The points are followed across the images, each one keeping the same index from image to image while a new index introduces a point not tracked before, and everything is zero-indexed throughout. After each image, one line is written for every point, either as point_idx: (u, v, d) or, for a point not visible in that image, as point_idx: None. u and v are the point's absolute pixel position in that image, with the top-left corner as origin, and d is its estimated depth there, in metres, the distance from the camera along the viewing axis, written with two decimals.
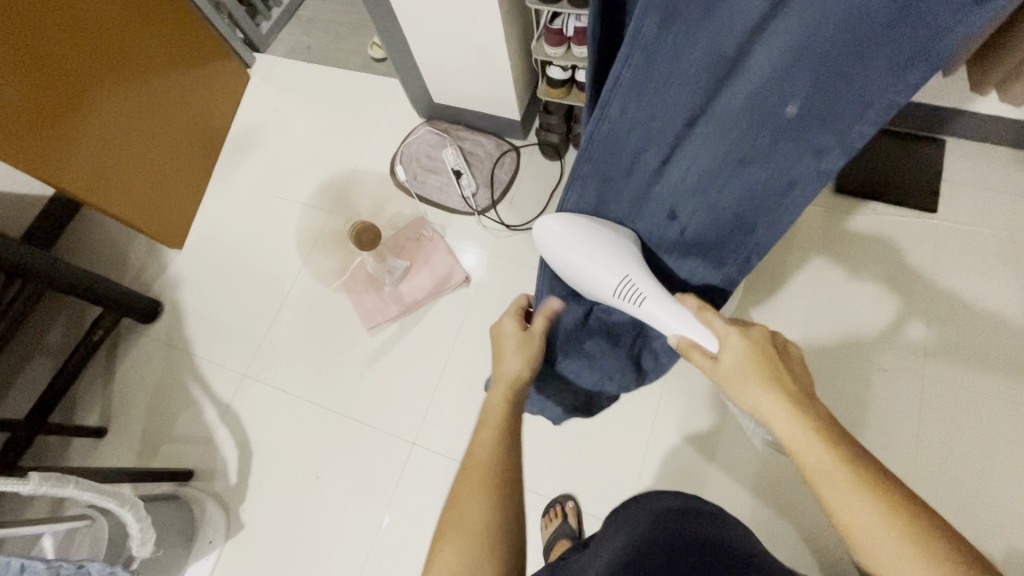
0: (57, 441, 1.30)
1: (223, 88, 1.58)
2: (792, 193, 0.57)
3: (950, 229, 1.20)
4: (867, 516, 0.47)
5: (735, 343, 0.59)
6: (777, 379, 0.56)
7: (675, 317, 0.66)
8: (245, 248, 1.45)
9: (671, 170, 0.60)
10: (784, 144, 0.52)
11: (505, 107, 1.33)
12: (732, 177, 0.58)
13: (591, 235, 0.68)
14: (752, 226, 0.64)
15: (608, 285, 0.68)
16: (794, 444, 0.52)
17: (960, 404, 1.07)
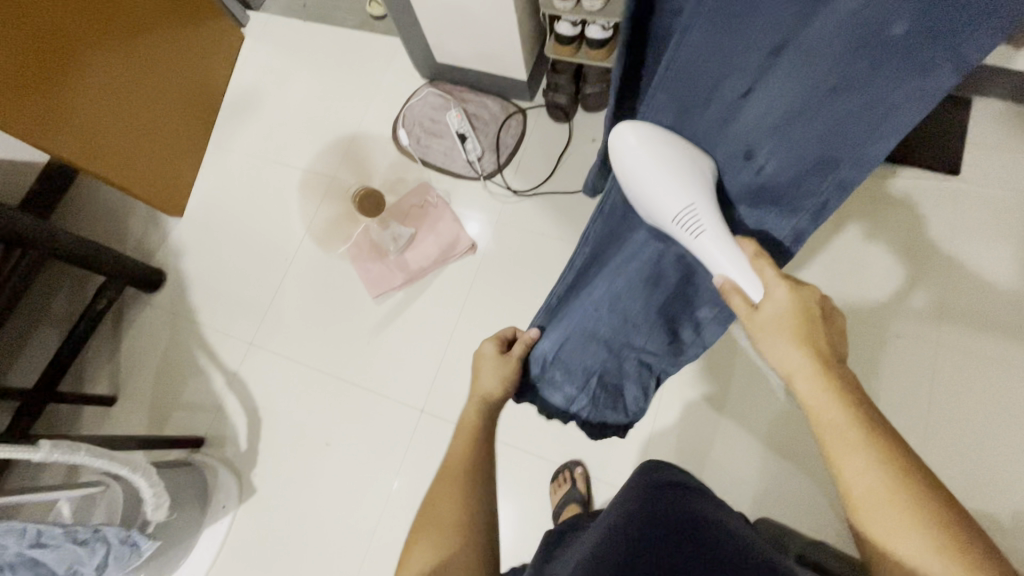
0: (67, 410, 1.31)
1: (218, 47, 1.51)
2: (889, 133, 0.47)
3: (971, 191, 1.17)
4: (873, 478, 0.46)
5: (782, 295, 0.57)
6: (810, 340, 0.55)
7: (729, 255, 0.60)
8: (246, 216, 1.42)
9: (751, 105, 0.55)
10: (886, 71, 0.44)
11: (511, 66, 1.28)
12: (823, 112, 0.50)
13: (665, 148, 0.61)
14: (834, 177, 0.54)
15: (669, 211, 0.62)
16: (817, 404, 0.51)
17: (972, 370, 1.06)
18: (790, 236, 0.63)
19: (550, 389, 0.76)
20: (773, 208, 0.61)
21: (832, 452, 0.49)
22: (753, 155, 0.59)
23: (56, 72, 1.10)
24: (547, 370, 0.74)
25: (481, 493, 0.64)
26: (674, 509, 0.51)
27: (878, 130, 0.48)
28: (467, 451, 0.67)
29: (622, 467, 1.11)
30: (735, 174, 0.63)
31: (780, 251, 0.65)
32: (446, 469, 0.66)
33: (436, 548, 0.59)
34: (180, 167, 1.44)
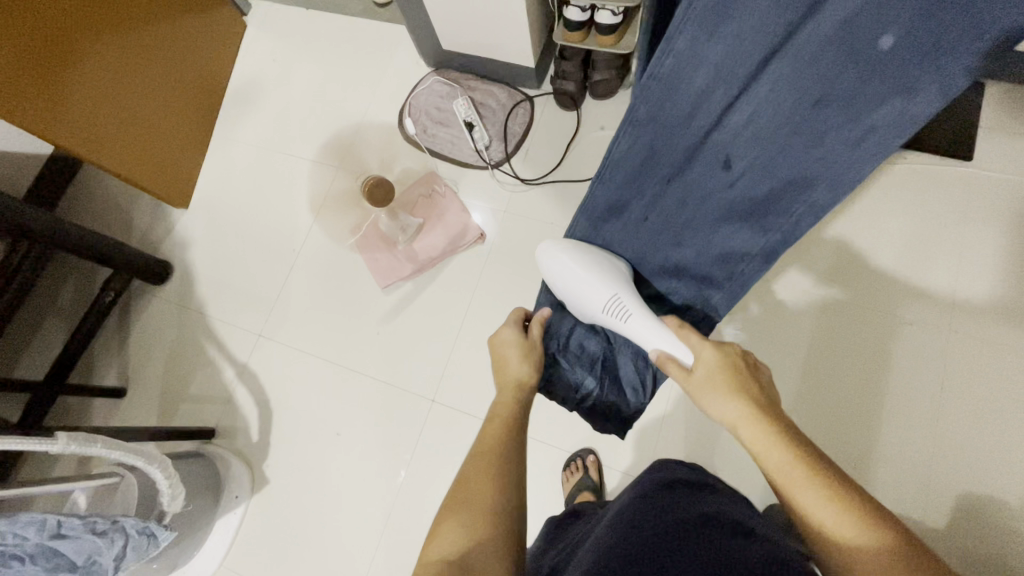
0: (77, 402, 1.31)
1: (220, 36, 1.49)
2: (865, 150, 0.52)
3: (984, 177, 1.16)
4: (821, 506, 0.49)
5: (710, 354, 0.63)
6: (745, 391, 0.60)
7: (657, 332, 0.69)
8: (252, 207, 1.41)
9: (733, 116, 0.53)
10: (873, 85, 0.46)
11: (519, 53, 1.26)
12: (807, 125, 0.51)
13: (585, 255, 0.75)
14: (809, 193, 0.58)
15: (597, 301, 0.73)
16: (757, 450, 0.56)
17: (986, 356, 1.06)
18: (760, 253, 0.67)
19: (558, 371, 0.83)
20: (746, 225, 0.65)
21: (781, 491, 0.52)
22: (732, 165, 0.58)
23: (57, 61, 1.09)
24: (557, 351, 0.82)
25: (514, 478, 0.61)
26: (688, 507, 0.57)
27: (858, 145, 0.51)
28: (502, 437, 0.65)
29: (634, 454, 1.12)
30: (700, 202, 0.64)
31: (750, 271, 0.69)
32: (481, 453, 0.63)
33: (467, 525, 0.55)
34: (184, 158, 1.42)
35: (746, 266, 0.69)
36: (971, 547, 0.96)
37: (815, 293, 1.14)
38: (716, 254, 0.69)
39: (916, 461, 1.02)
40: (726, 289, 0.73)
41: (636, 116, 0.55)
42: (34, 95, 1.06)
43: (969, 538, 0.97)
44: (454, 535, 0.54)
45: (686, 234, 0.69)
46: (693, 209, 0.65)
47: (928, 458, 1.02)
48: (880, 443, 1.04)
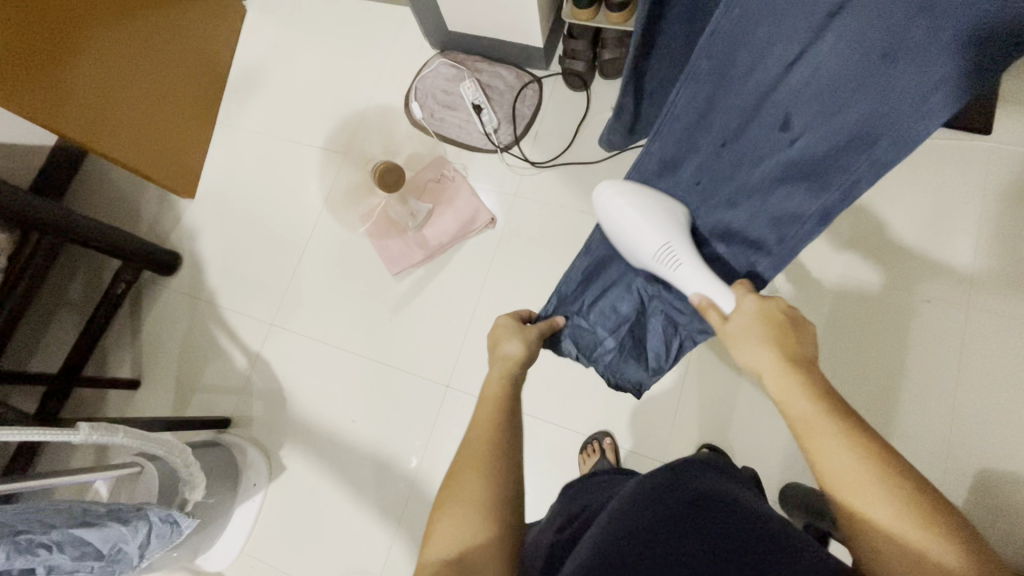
0: (92, 394, 1.31)
1: (219, 21, 1.47)
2: (933, 109, 0.46)
3: (1004, 150, 1.14)
4: (849, 465, 0.46)
5: (751, 304, 0.59)
6: (781, 342, 0.55)
7: (707, 279, 0.64)
8: (259, 195, 1.40)
9: (795, 75, 0.53)
10: (944, 36, 0.43)
11: (527, 33, 1.24)
12: (871, 80, 0.48)
13: (642, 198, 0.67)
14: (870, 156, 0.51)
15: (648, 248, 0.66)
16: (785, 401, 0.52)
17: (1006, 331, 1.05)
18: (815, 215, 0.58)
19: (582, 338, 0.79)
20: (804, 184, 0.57)
21: (806, 443, 0.49)
22: (789, 128, 0.56)
23: (58, 48, 1.07)
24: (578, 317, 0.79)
25: (510, 464, 0.58)
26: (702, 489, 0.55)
27: (925, 102, 0.46)
28: (493, 423, 0.62)
29: (651, 436, 1.12)
30: (757, 164, 0.60)
31: (803, 238, 0.60)
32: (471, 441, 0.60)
33: (464, 521, 0.54)
34: (187, 147, 1.41)
35: (798, 229, 0.60)
36: (990, 521, 0.97)
37: (831, 271, 1.13)
38: (770, 217, 0.61)
39: (935, 437, 1.02)
40: (774, 255, 0.63)
41: (697, 72, 0.58)
42: (38, 85, 1.04)
43: (988, 512, 0.97)
44: (456, 533, 0.54)
45: (738, 196, 0.64)
46: (746, 174, 0.62)
47: (948, 434, 1.02)
48: (898, 419, 1.04)
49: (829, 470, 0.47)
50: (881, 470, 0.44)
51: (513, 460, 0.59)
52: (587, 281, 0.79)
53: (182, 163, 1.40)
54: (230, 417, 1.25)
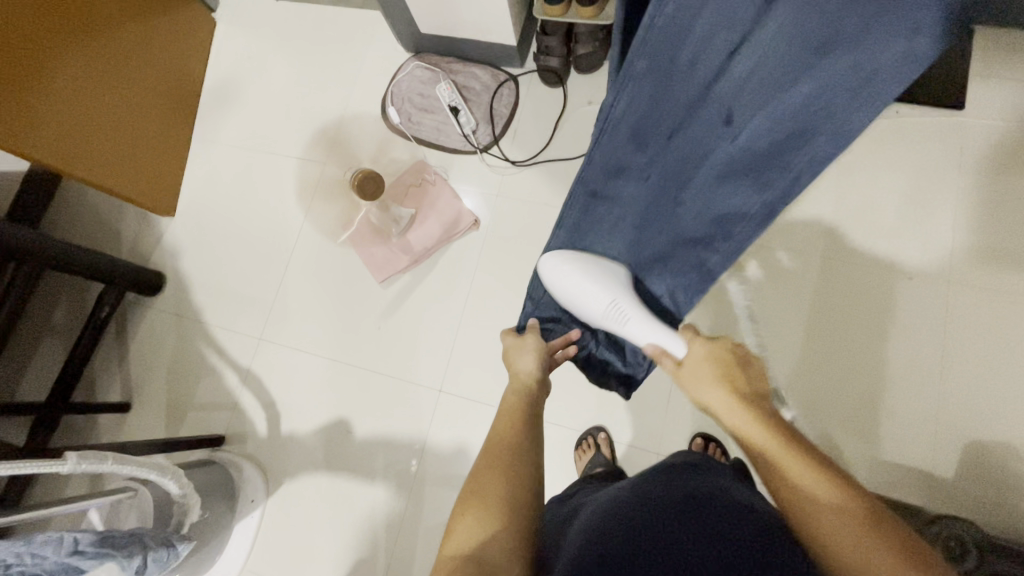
0: (82, 419, 1.30)
1: (189, 35, 1.45)
2: (876, 99, 0.45)
3: (978, 125, 1.15)
4: (807, 484, 0.49)
5: (700, 347, 0.65)
6: (730, 381, 0.61)
7: (655, 329, 0.70)
8: (240, 210, 1.39)
9: (737, 65, 0.49)
10: (884, 36, 0.41)
11: (500, 32, 1.23)
12: (813, 72, 0.46)
13: (583, 264, 0.74)
14: (809, 149, 0.52)
15: (597, 308, 0.71)
16: (745, 435, 0.56)
17: (986, 305, 1.06)
18: (759, 211, 0.60)
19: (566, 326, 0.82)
20: (747, 180, 0.58)
21: (773, 470, 0.52)
22: (732, 124, 0.54)
23: (26, 63, 1.05)
24: (561, 303, 0.81)
25: (533, 471, 0.61)
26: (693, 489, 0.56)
27: (860, 102, 0.46)
28: (516, 430, 0.65)
29: (645, 429, 1.12)
30: (702, 158, 0.59)
31: (749, 233, 0.63)
32: (496, 446, 0.63)
33: (484, 514, 0.55)
34: (163, 165, 1.39)
35: (742, 227, 0.63)
36: (978, 492, 0.99)
37: (815, 254, 1.13)
38: (714, 214, 0.63)
39: (923, 412, 1.04)
40: (722, 252, 0.66)
41: (635, 69, 0.52)
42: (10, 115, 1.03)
43: (978, 483, 0.99)
44: (477, 526, 0.55)
45: (685, 196, 0.64)
46: (693, 167, 0.61)
47: (936, 410, 1.03)
48: (887, 397, 1.05)
49: (790, 494, 0.50)
50: (838, 489, 0.48)
51: (536, 464, 0.62)
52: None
53: (158, 181, 1.38)
54: (224, 435, 1.24)
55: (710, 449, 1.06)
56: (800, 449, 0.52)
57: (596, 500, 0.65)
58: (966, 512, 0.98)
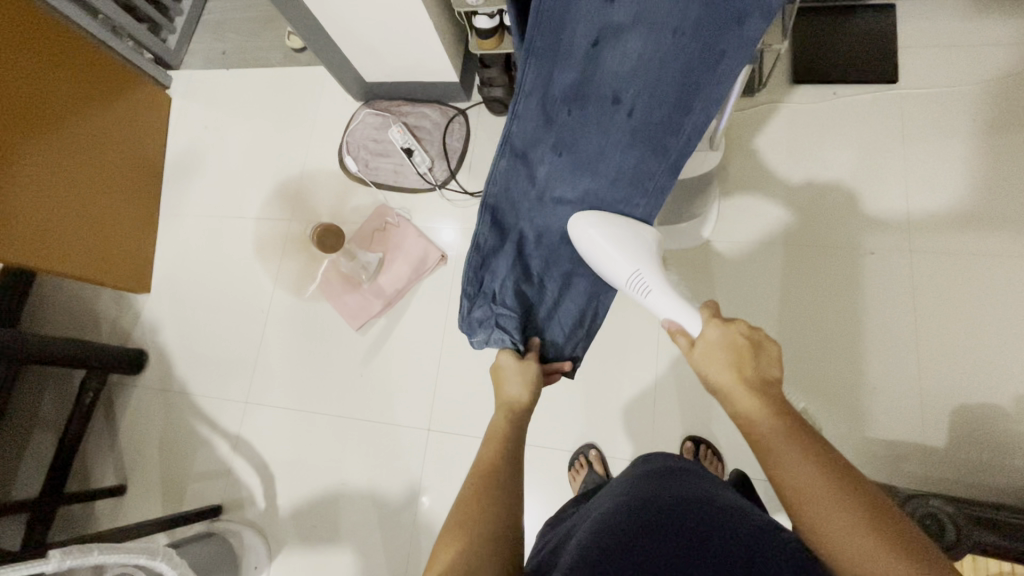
0: (79, 509, 1.30)
1: (146, 117, 1.48)
2: (726, 69, 0.61)
3: (914, 95, 1.17)
4: (805, 474, 0.50)
5: (715, 331, 0.64)
6: (740, 368, 0.60)
7: (674, 305, 0.71)
8: (212, 278, 1.40)
9: (607, 58, 0.64)
10: (730, 31, 0.59)
11: (441, 70, 1.27)
12: (672, 52, 0.62)
13: (611, 230, 0.75)
14: (689, 120, 0.67)
15: (621, 275, 0.75)
16: (747, 420, 0.57)
17: (949, 269, 1.07)
18: (666, 174, 0.72)
19: (509, 334, 0.77)
20: (647, 144, 0.70)
21: (770, 458, 0.53)
22: (620, 102, 0.67)
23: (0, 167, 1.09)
24: (494, 309, 0.77)
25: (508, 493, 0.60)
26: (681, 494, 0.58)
27: (718, 69, 0.62)
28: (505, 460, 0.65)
29: (635, 440, 1.12)
30: (604, 132, 0.70)
31: (662, 190, 0.74)
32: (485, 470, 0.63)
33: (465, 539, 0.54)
34: (117, 246, 1.36)
35: (654, 187, 0.74)
36: (971, 457, 0.98)
37: (777, 242, 1.14)
38: (628, 178, 0.74)
39: (905, 383, 1.04)
40: (644, 205, 0.76)
41: (537, 48, 0.63)
42: None
43: (971, 448, 0.99)
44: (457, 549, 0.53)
45: (595, 167, 0.73)
46: (599, 141, 0.71)
47: (918, 380, 1.03)
48: (868, 374, 1.05)
49: (790, 480, 0.50)
50: (839, 491, 0.48)
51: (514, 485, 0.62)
52: (490, 262, 0.76)
53: (104, 263, 1.33)
54: (221, 505, 1.24)
55: (702, 451, 1.06)
56: (803, 441, 0.52)
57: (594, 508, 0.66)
58: (966, 479, 0.98)
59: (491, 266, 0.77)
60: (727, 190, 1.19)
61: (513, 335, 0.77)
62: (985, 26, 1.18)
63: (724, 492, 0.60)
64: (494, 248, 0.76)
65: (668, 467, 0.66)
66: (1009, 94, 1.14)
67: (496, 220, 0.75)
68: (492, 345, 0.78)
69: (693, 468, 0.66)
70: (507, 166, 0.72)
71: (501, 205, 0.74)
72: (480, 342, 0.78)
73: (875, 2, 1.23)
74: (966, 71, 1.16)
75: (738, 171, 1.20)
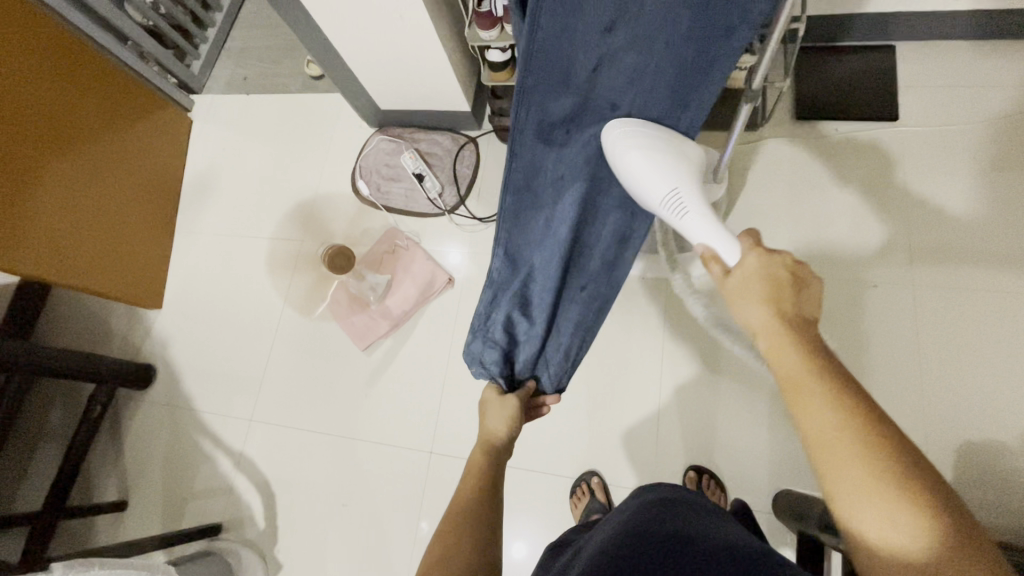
0: (80, 524, 1.30)
1: (167, 139, 1.53)
2: (716, 71, 0.64)
3: (914, 132, 1.20)
4: (823, 424, 0.45)
5: (754, 258, 0.57)
6: (777, 300, 0.53)
7: (710, 230, 0.64)
8: (224, 295, 1.43)
9: (603, 77, 0.64)
10: (717, 45, 0.61)
11: (454, 99, 1.31)
12: (665, 65, 0.63)
13: (652, 141, 0.68)
14: (686, 112, 0.70)
15: (654, 195, 0.69)
16: (777, 363, 0.50)
17: (955, 304, 1.08)
18: None
19: (490, 368, 0.81)
20: None
21: (792, 405, 0.48)
22: (619, 109, 0.69)
23: (26, 184, 1.14)
24: (485, 342, 0.81)
25: (484, 527, 0.65)
26: (677, 527, 0.58)
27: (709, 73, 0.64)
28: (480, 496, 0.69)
29: (637, 468, 1.11)
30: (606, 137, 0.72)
31: None
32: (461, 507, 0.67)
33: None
34: (133, 262, 1.40)
35: None
36: (978, 495, 0.97)
37: None
38: None
39: (909, 417, 1.03)
40: None
41: (529, 87, 0.62)
42: (8, 235, 1.10)
43: (977, 485, 0.98)
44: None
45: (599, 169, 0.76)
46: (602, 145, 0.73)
47: (923, 415, 1.03)
48: None
49: (810, 432, 0.46)
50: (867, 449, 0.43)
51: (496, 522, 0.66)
52: (498, 296, 0.79)
53: (120, 280, 1.36)
54: (221, 523, 1.23)
55: (704, 481, 1.06)
56: (835, 390, 0.46)
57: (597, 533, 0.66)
58: (973, 516, 0.96)
59: (497, 298, 0.79)
60: (731, 221, 1.21)
61: (494, 371, 0.81)
62: (983, 69, 1.21)
63: (725, 528, 0.60)
64: (503, 281, 0.78)
65: (667, 496, 0.67)
66: (1010, 134, 1.16)
67: (510, 256, 0.77)
68: (481, 376, 0.83)
69: (695, 502, 0.66)
70: (517, 199, 0.73)
71: (512, 242, 0.76)
72: (474, 372, 0.84)
73: (874, 44, 1.27)
74: (966, 111, 1.19)
75: (742, 203, 1.22)
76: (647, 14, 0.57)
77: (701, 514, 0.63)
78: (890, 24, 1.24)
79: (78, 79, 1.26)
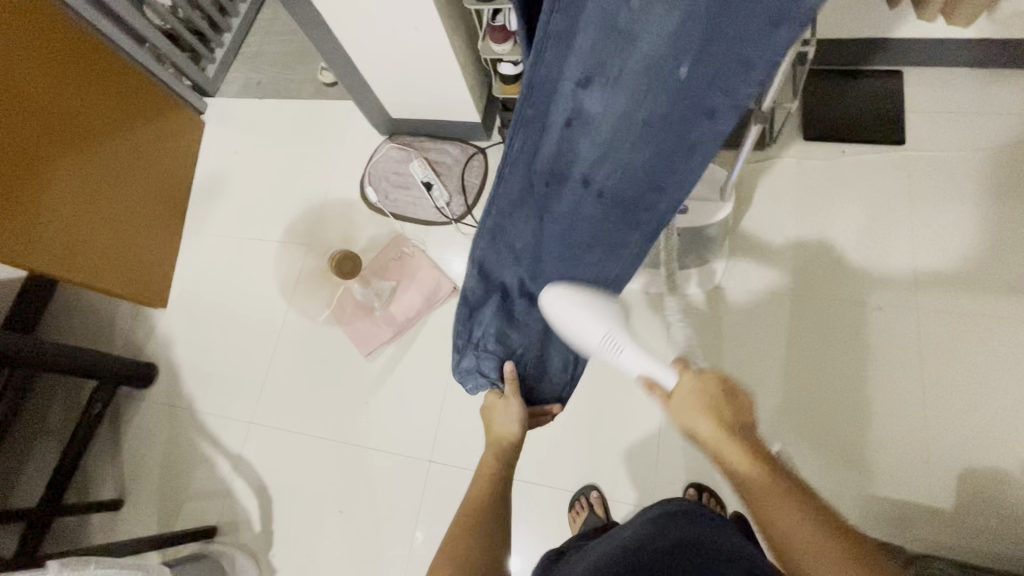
0: (75, 521, 1.29)
1: (181, 140, 1.55)
2: (698, 156, 0.57)
3: (921, 157, 1.21)
4: (791, 521, 0.51)
5: (688, 380, 0.61)
6: (718, 416, 0.58)
7: (649, 360, 0.64)
8: (229, 296, 1.43)
9: (581, 135, 0.59)
10: (698, 128, 0.54)
11: (464, 110, 1.33)
12: (643, 138, 0.57)
13: (585, 295, 0.69)
14: (663, 195, 0.63)
15: (592, 340, 0.67)
16: (739, 478, 0.55)
17: (959, 328, 1.08)
18: (644, 238, 0.70)
19: (487, 377, 0.80)
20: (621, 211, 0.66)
21: (757, 506, 0.54)
22: (595, 178, 0.64)
23: (40, 182, 1.16)
24: (478, 355, 0.80)
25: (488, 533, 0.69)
26: (679, 535, 0.59)
27: (689, 158, 0.57)
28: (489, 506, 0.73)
29: (636, 483, 1.11)
30: (578, 205, 0.67)
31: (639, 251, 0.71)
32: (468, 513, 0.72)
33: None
34: (141, 261, 1.41)
35: (632, 247, 0.71)
36: (980, 522, 0.96)
37: (785, 293, 1.16)
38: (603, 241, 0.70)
39: (911, 441, 1.03)
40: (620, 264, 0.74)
41: (523, 120, 0.57)
42: (21, 231, 1.12)
43: (979, 512, 0.97)
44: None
45: (570, 233, 0.70)
46: (574, 212, 0.68)
47: (925, 439, 1.02)
48: (875, 431, 1.04)
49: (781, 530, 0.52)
50: (830, 542, 0.50)
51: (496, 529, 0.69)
52: (475, 313, 0.76)
53: (128, 279, 1.37)
54: (217, 525, 1.23)
55: (704, 499, 1.05)
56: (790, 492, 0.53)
57: (599, 547, 0.66)
58: (975, 544, 0.95)
59: (476, 316, 0.77)
60: (737, 239, 1.22)
61: (493, 380, 0.81)
62: (990, 97, 1.22)
63: (728, 537, 0.60)
64: (478, 302, 0.75)
65: (667, 508, 0.67)
66: (1015, 161, 1.17)
67: (483, 275, 0.73)
68: (479, 389, 0.83)
69: (698, 513, 0.66)
70: (489, 233, 0.69)
71: (485, 263, 0.72)
72: (469, 386, 0.83)
73: (882, 68, 1.29)
74: (972, 137, 1.20)
75: (748, 221, 1.23)
76: (632, 76, 0.52)
77: (705, 524, 0.63)
78: (898, 50, 1.25)
79: (96, 80, 1.28)
